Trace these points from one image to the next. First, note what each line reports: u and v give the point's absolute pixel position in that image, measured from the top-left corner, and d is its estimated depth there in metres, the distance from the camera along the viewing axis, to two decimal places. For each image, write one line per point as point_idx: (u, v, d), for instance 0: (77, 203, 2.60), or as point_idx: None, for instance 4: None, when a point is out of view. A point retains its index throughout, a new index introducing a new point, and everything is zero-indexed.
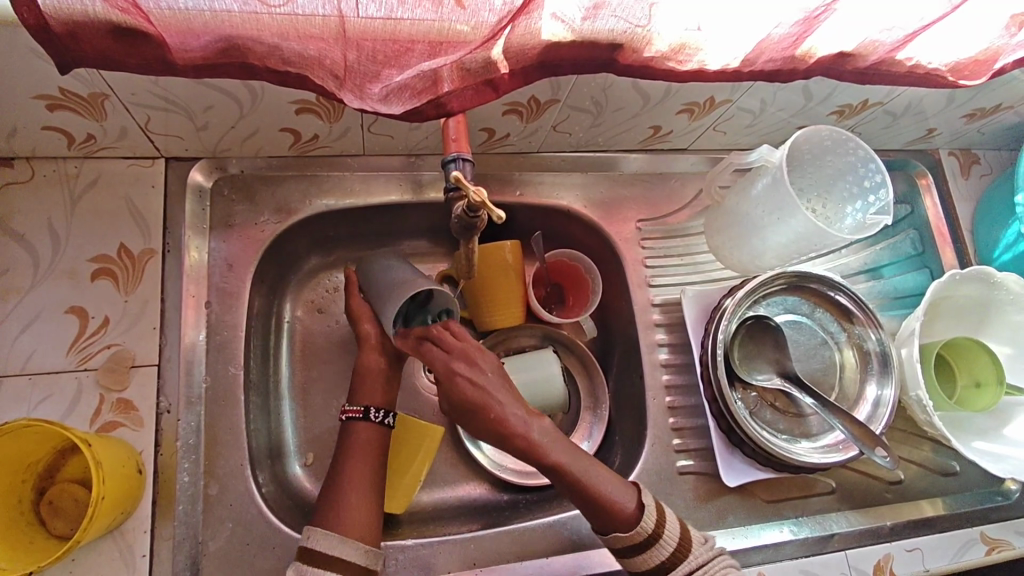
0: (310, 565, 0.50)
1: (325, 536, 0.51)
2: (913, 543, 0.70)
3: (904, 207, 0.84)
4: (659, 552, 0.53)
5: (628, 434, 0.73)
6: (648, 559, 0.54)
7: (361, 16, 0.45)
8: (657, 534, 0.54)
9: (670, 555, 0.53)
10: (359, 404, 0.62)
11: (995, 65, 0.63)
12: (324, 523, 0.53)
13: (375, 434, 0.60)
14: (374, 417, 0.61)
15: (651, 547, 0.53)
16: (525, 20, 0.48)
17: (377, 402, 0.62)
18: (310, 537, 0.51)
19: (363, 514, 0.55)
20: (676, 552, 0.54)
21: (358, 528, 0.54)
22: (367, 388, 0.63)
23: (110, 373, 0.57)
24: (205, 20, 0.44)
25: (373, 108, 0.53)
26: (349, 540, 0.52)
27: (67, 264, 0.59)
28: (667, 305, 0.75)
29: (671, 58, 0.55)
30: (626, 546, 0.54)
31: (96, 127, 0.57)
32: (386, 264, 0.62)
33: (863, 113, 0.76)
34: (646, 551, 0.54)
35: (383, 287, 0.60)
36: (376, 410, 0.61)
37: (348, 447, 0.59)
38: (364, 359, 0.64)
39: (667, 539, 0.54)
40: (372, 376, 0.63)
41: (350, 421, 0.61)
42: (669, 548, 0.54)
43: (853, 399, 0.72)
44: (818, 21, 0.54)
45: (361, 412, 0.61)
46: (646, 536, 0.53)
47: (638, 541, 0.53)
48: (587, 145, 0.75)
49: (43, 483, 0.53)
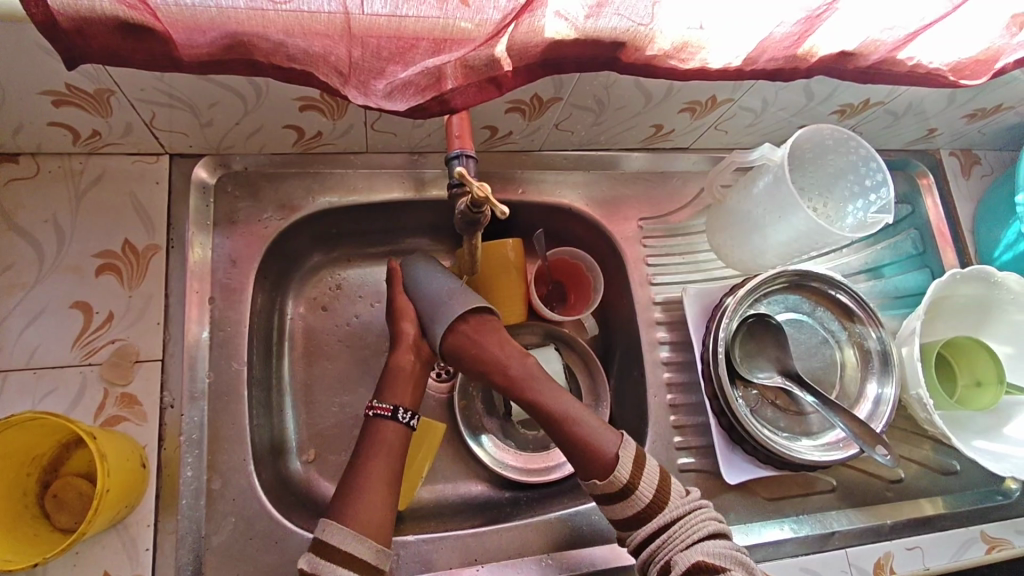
0: (325, 561, 0.51)
1: (340, 532, 0.52)
2: (913, 541, 0.70)
3: (906, 206, 0.84)
4: (636, 502, 0.56)
5: (629, 431, 0.74)
6: (626, 508, 0.56)
7: (365, 13, 0.46)
8: (632, 483, 0.56)
9: (648, 505, 0.56)
10: (388, 403, 0.62)
11: (996, 64, 0.64)
12: (342, 517, 0.54)
13: (400, 435, 0.61)
14: (402, 418, 0.61)
15: (628, 497, 0.56)
16: (528, 17, 0.48)
17: (405, 402, 0.62)
18: (326, 531, 0.52)
19: (378, 515, 0.55)
20: (653, 502, 0.56)
21: (372, 522, 0.54)
22: (397, 388, 0.63)
23: (115, 368, 0.58)
24: (211, 15, 0.44)
25: (377, 104, 0.54)
26: (362, 537, 0.53)
27: (71, 259, 0.60)
28: (668, 304, 0.75)
29: (673, 56, 0.56)
30: (605, 493, 0.58)
31: (101, 123, 0.57)
32: (429, 271, 0.65)
33: (865, 113, 0.76)
34: (626, 499, 0.57)
35: (432, 295, 0.64)
36: (404, 411, 0.61)
37: (372, 442, 0.59)
38: (398, 358, 0.64)
39: (643, 490, 0.56)
40: (404, 376, 0.64)
41: (377, 418, 0.61)
42: (646, 498, 0.56)
43: (854, 398, 0.72)
44: (820, 20, 0.54)
45: (389, 411, 0.61)
46: (623, 484, 0.57)
47: (616, 488, 0.57)
48: (588, 143, 0.76)
49: (46, 476, 0.53)
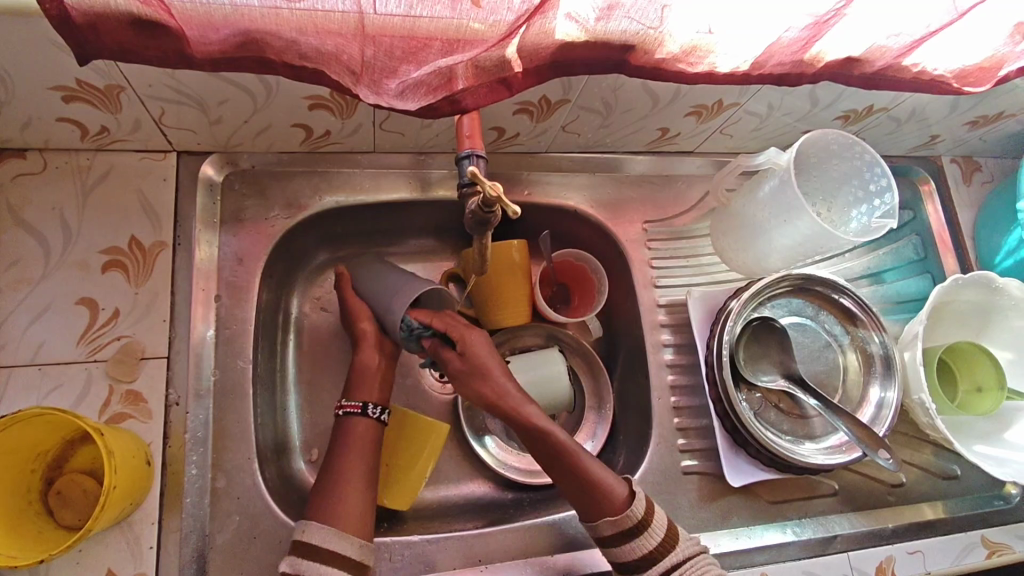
0: (309, 561, 0.50)
1: (321, 531, 0.52)
2: (914, 545, 0.70)
3: (908, 212, 0.85)
4: (649, 539, 0.55)
5: (633, 433, 0.74)
6: (636, 548, 0.55)
7: (379, 12, 0.46)
8: (646, 520, 0.56)
9: (660, 544, 0.55)
10: (356, 400, 0.62)
11: (1000, 72, 0.64)
12: (320, 518, 0.53)
13: (373, 431, 0.61)
14: (372, 414, 0.61)
15: (640, 536, 0.55)
16: (540, 19, 0.49)
17: (374, 399, 0.63)
18: (306, 532, 0.52)
19: (360, 513, 0.55)
20: (664, 543, 0.55)
21: (354, 522, 0.54)
22: (366, 386, 0.63)
23: (120, 365, 0.58)
24: (225, 12, 0.44)
25: (388, 103, 0.54)
26: (344, 534, 0.52)
27: (78, 255, 0.59)
28: (673, 306, 0.75)
29: (682, 60, 0.56)
30: (615, 532, 0.56)
31: (110, 119, 0.57)
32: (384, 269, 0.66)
33: (868, 119, 0.76)
34: (635, 539, 0.55)
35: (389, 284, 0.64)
36: (374, 406, 0.62)
37: (344, 440, 0.59)
38: (364, 357, 0.65)
39: (657, 527, 0.56)
40: (371, 373, 0.64)
41: (348, 416, 0.61)
42: (657, 538, 0.55)
43: (856, 402, 0.72)
44: (828, 25, 0.55)
45: (359, 408, 0.61)
46: (635, 521, 0.55)
47: (627, 526, 0.55)
48: (595, 145, 0.76)
49: (50, 474, 0.53)
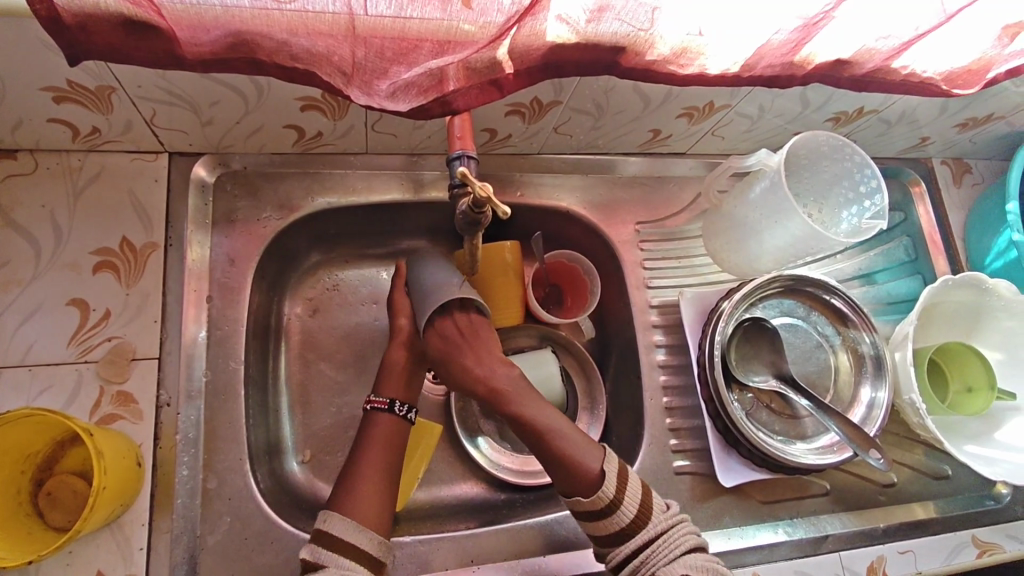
0: (327, 549, 0.50)
1: (342, 522, 0.52)
2: (904, 545, 0.70)
3: (898, 213, 0.85)
4: (620, 518, 0.54)
5: (626, 434, 0.74)
6: (609, 524, 0.54)
7: (370, 14, 0.46)
8: (617, 501, 0.54)
9: (632, 521, 0.54)
10: (384, 396, 0.62)
11: (988, 74, 0.65)
12: (342, 509, 0.53)
13: (397, 426, 0.61)
14: (397, 410, 0.61)
15: (611, 515, 0.54)
16: (530, 21, 0.49)
17: (401, 395, 0.63)
18: (327, 522, 0.52)
19: (378, 506, 0.55)
20: (637, 519, 0.54)
21: (373, 515, 0.54)
22: (393, 380, 0.63)
23: (111, 365, 0.57)
24: (216, 14, 0.44)
25: (380, 104, 0.54)
26: (363, 527, 0.52)
27: (70, 256, 0.59)
28: (664, 307, 0.75)
29: (672, 61, 0.56)
30: (587, 510, 0.55)
31: (101, 120, 0.57)
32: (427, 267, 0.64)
33: (858, 121, 0.77)
34: (607, 517, 0.54)
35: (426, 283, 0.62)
36: (400, 403, 0.62)
37: (370, 437, 0.59)
38: (392, 354, 0.64)
39: (628, 506, 0.54)
40: (397, 371, 0.63)
41: (375, 411, 0.61)
42: (629, 516, 0.54)
43: (848, 402, 0.73)
44: (817, 27, 0.55)
45: (385, 404, 0.61)
46: (607, 502, 0.54)
47: (600, 507, 0.54)
48: (587, 147, 0.76)
49: (41, 475, 0.53)
